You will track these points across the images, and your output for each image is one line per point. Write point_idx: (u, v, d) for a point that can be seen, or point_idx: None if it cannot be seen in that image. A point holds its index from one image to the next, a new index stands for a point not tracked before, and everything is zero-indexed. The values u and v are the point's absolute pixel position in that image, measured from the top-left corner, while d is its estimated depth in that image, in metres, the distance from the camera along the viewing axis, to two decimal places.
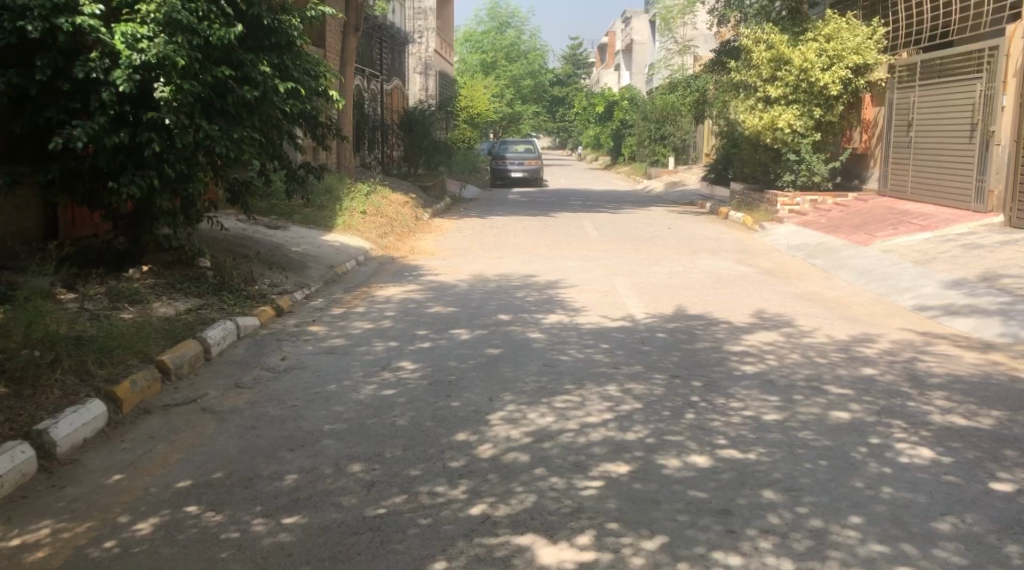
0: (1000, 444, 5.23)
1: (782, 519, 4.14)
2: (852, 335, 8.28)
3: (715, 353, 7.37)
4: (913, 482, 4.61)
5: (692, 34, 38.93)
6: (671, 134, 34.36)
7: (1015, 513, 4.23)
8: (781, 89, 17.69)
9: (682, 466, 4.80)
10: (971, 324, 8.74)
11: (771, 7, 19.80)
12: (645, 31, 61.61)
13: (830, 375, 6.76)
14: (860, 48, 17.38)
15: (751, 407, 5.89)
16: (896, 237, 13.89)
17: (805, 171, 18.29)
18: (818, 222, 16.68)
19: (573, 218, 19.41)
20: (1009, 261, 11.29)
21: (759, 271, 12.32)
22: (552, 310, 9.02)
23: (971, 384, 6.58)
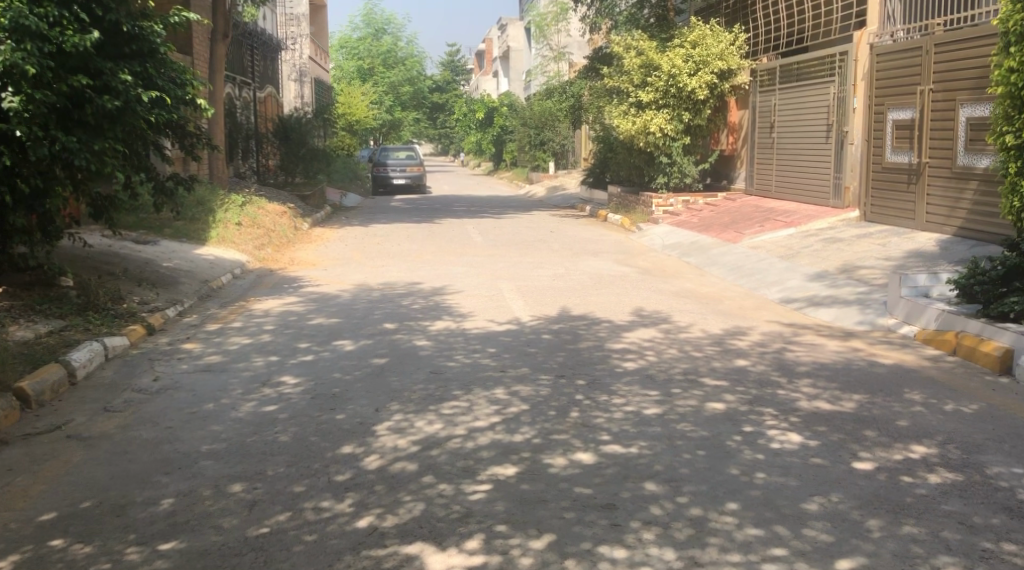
0: (861, 425, 5.56)
1: (663, 510, 4.27)
2: (725, 328, 8.63)
3: (598, 352, 7.53)
4: (784, 466, 4.85)
5: (567, 41, 39.72)
6: (550, 140, 34.94)
7: (876, 490, 4.51)
8: (652, 94, 18.25)
9: (568, 464, 4.89)
10: (833, 313, 9.27)
11: (639, 14, 20.38)
12: (521, 37, 62.36)
13: (705, 368, 7.02)
14: (724, 53, 18.14)
15: (632, 402, 6.05)
16: (763, 234, 14.55)
17: (677, 173, 19.09)
18: (691, 222, 17.29)
19: (456, 224, 19.43)
20: (866, 253, 12.03)
21: (637, 271, 12.68)
22: (437, 317, 9.01)
23: (834, 370, 6.98)
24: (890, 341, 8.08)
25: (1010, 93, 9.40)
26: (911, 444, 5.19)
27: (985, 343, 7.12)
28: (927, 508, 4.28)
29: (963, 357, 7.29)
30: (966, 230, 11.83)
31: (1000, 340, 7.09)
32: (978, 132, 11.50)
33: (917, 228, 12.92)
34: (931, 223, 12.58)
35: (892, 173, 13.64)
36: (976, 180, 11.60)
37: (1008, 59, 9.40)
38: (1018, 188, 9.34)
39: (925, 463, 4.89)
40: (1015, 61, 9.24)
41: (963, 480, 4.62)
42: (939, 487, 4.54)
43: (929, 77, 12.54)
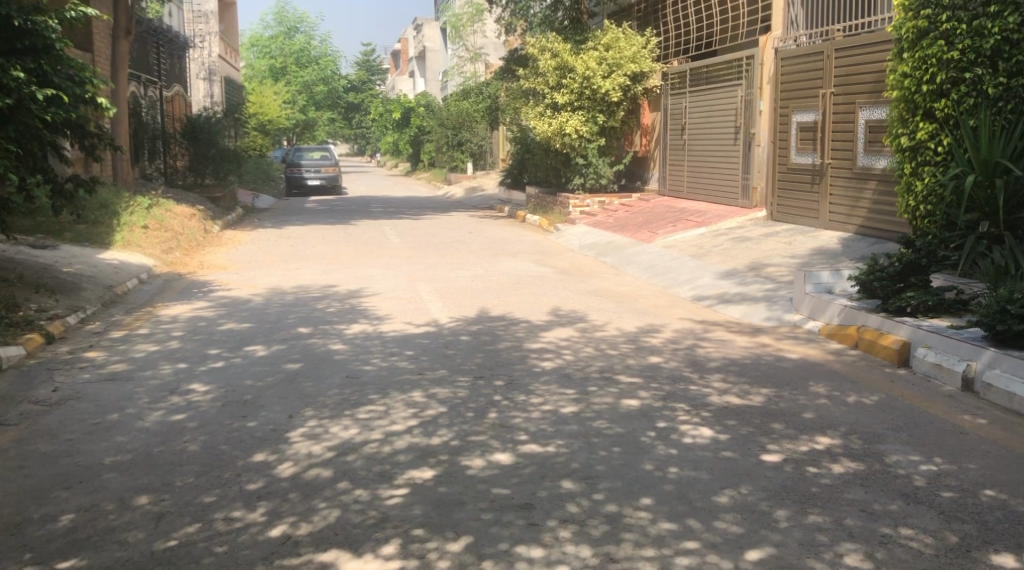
0: (769, 418, 5.73)
1: (580, 508, 4.32)
2: (639, 326, 8.78)
3: (515, 352, 7.56)
4: (696, 460, 4.96)
5: (483, 43, 39.78)
6: (468, 141, 34.93)
7: (783, 481, 4.65)
8: (567, 96, 18.43)
9: (485, 465, 4.89)
10: (742, 310, 9.53)
11: (554, 16, 20.49)
12: (437, 38, 62.10)
13: (620, 366, 7.12)
14: (636, 57, 18.46)
15: (549, 401, 6.09)
16: (676, 234, 14.86)
17: (592, 174, 19.33)
18: (606, 222, 17.54)
19: (372, 225, 19.22)
20: (773, 251, 12.41)
21: (554, 271, 12.79)
22: (353, 320, 8.89)
23: (743, 365, 7.18)
24: (796, 336, 8.35)
25: (904, 97, 9.85)
26: (816, 435, 5.38)
27: (884, 337, 7.43)
28: (831, 497, 4.43)
29: (864, 350, 7.60)
30: (866, 229, 12.31)
31: (897, 333, 7.41)
32: (876, 134, 12.01)
33: (820, 227, 13.38)
34: (834, 222, 13.06)
35: (796, 174, 14.10)
36: (875, 180, 12.09)
37: (902, 64, 9.85)
38: (912, 188, 9.79)
39: (829, 453, 5.07)
40: (908, 66, 9.69)
41: (865, 469, 4.81)
42: (842, 476, 4.71)
43: (830, 81, 13.01)
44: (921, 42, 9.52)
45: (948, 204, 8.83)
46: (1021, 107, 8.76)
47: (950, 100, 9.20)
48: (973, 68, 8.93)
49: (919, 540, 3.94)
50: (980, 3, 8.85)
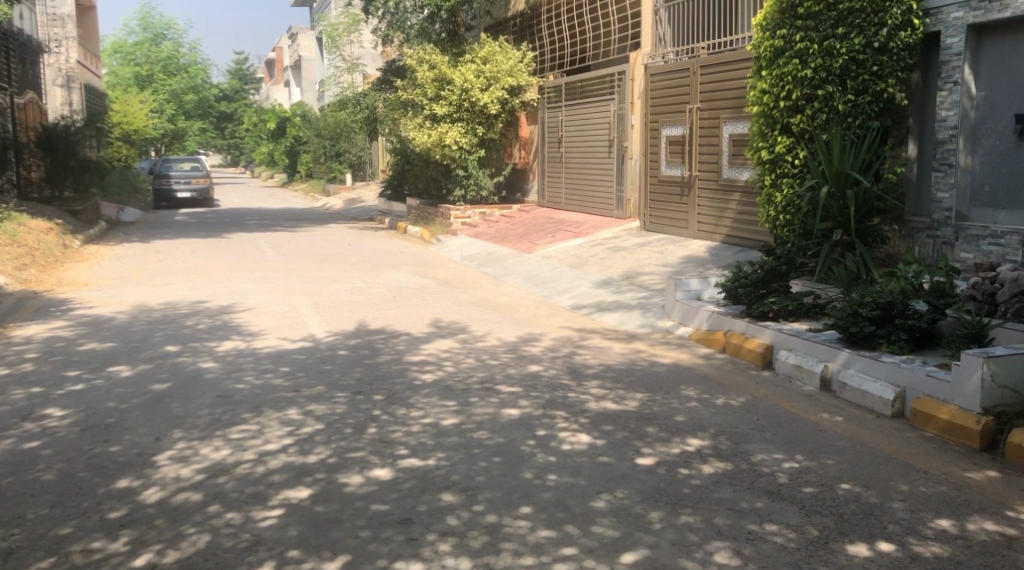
0: (644, 422, 5.89)
1: (459, 520, 4.31)
2: (519, 336, 8.87)
3: (396, 365, 7.49)
4: (574, 467, 5.04)
5: (360, 53, 39.44)
6: (346, 151, 34.53)
7: (656, 483, 4.79)
8: (446, 108, 18.47)
9: (364, 481, 4.81)
10: (618, 318, 9.77)
11: (430, 29, 20.12)
12: (313, 47, 61.01)
13: (500, 375, 7.17)
14: (513, 70, 18.74)
15: (429, 414, 6.06)
16: (555, 244, 15.11)
17: (473, 185, 19.42)
18: (487, 233, 17.64)
19: (248, 238, 18.68)
20: (647, 260, 12.80)
21: (435, 282, 12.75)
22: (226, 337, 8.60)
23: (619, 372, 7.36)
24: (669, 342, 8.63)
25: (763, 112, 10.36)
26: (687, 437, 5.57)
27: (749, 340, 7.77)
28: (701, 497, 4.59)
29: (731, 354, 7.92)
30: (732, 239, 12.85)
31: (761, 337, 7.76)
32: (739, 147, 12.58)
33: (690, 236, 13.88)
34: (702, 231, 13.58)
35: (666, 186, 14.59)
36: (739, 191, 12.64)
37: (760, 81, 10.37)
38: (773, 199, 10.31)
39: (699, 455, 5.25)
40: (766, 83, 10.21)
41: (732, 468, 5.02)
42: (711, 476, 4.89)
43: (697, 97, 13.56)
44: (777, 61, 10.06)
45: (805, 214, 9.31)
46: (867, 122, 9.42)
47: (804, 115, 9.76)
48: (825, 85, 9.48)
49: (782, 534, 4.14)
50: (829, 24, 9.42)
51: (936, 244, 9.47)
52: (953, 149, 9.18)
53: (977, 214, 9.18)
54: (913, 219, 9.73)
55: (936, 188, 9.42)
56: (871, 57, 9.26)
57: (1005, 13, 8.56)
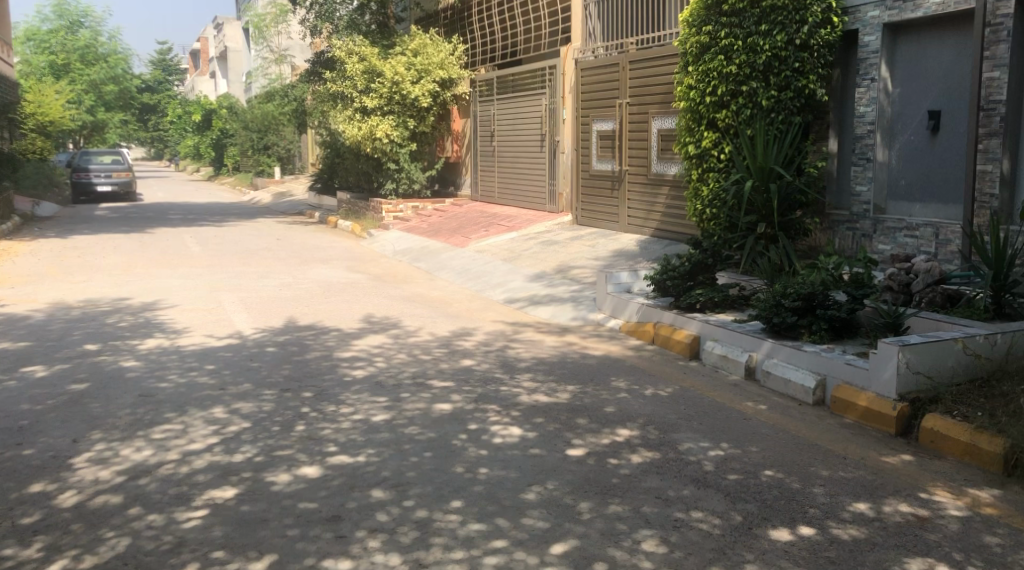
0: (574, 414, 5.94)
1: (389, 516, 4.28)
2: (452, 330, 8.84)
3: (325, 362, 7.39)
4: (505, 460, 5.05)
5: (288, 44, 38.71)
6: (274, 144, 33.89)
7: (586, 473, 4.84)
8: (376, 100, 18.25)
9: (292, 480, 4.74)
10: (551, 311, 9.82)
11: (360, 20, 19.91)
12: (239, 37, 59.68)
13: (432, 370, 7.14)
14: (444, 63, 18.67)
15: (359, 410, 6.00)
16: (489, 238, 15.11)
17: (405, 179, 19.27)
18: (420, 227, 17.54)
19: (172, 233, 18.18)
20: (578, 253, 12.90)
21: (366, 277, 12.62)
22: (148, 335, 8.36)
23: (551, 365, 7.40)
24: (600, 334, 8.72)
25: (690, 108, 10.55)
26: (617, 428, 5.63)
27: (677, 332, 7.90)
28: (630, 486, 4.66)
29: (660, 345, 8.05)
30: (661, 232, 13.03)
31: (689, 328, 7.89)
32: (667, 142, 12.77)
33: (621, 230, 14.04)
34: (632, 225, 13.75)
35: (597, 180, 14.71)
36: (668, 186, 12.83)
37: (687, 77, 10.55)
38: (700, 193, 10.50)
39: (629, 445, 5.32)
40: (693, 79, 10.38)
41: (660, 457, 5.09)
42: (640, 466, 4.96)
43: (626, 92, 13.70)
44: (704, 56, 10.24)
45: (731, 208, 9.48)
46: (789, 118, 9.60)
47: (730, 110, 9.96)
48: (749, 81, 9.73)
49: (708, 521, 4.22)
50: (753, 21, 9.67)
51: (855, 236, 9.75)
52: (871, 144, 9.46)
53: (894, 207, 9.50)
54: (834, 212, 10.02)
55: (856, 182, 9.69)
56: (792, 54, 9.47)
57: (918, 12, 8.83)
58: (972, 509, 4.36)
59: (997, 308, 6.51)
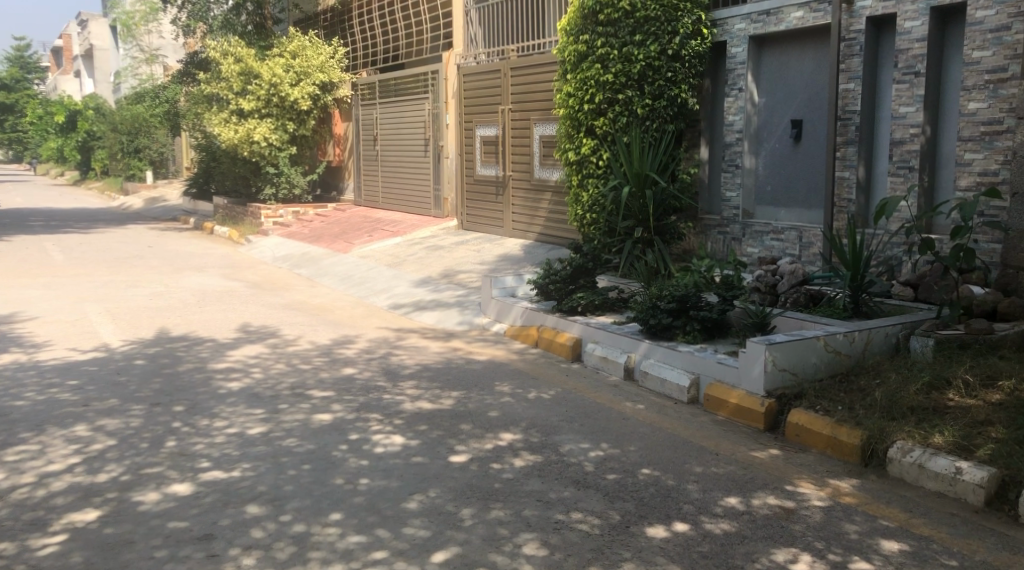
0: (457, 420, 5.92)
1: (264, 532, 4.15)
2: (333, 338, 8.67)
3: (199, 374, 7.10)
4: (386, 469, 4.99)
5: (159, 44, 37.19)
6: (146, 147, 32.44)
7: (469, 480, 4.83)
8: (253, 103, 17.76)
9: (160, 498, 4.54)
10: (435, 317, 9.78)
11: (235, 20, 19.12)
12: (106, 35, 57.02)
13: (312, 380, 6.97)
14: (324, 66, 18.39)
15: (235, 423, 5.80)
16: (372, 244, 14.92)
17: (285, 183, 18.79)
18: (301, 233, 17.16)
19: (32, 241, 17.12)
20: (463, 259, 12.89)
21: (244, 285, 12.24)
22: (3, 350, 7.83)
23: (435, 371, 7.35)
24: (485, 339, 8.74)
25: (569, 115, 10.75)
26: (500, 432, 5.65)
27: (559, 335, 8.00)
28: (512, 490, 4.68)
29: (543, 348, 8.13)
30: (544, 237, 13.20)
31: (571, 331, 8.00)
32: (549, 148, 12.96)
33: (505, 235, 14.14)
34: (516, 229, 13.87)
35: (481, 185, 14.77)
36: (550, 192, 13.01)
37: (567, 85, 10.75)
38: (581, 197, 10.71)
39: (511, 448, 5.35)
40: (572, 86, 10.59)
41: (542, 460, 5.14)
42: (522, 469, 5.00)
43: (508, 98, 13.82)
44: (581, 65, 10.49)
45: (610, 213, 9.70)
46: (663, 126, 10.04)
47: (607, 118, 10.23)
48: (625, 90, 10.01)
49: (587, 522, 4.28)
50: (627, 31, 9.98)
51: (726, 240, 10.11)
52: (739, 152, 9.87)
53: (762, 212, 9.92)
54: (706, 217, 10.39)
55: (725, 188, 10.09)
56: (665, 64, 9.84)
57: (780, 26, 9.26)
58: (833, 499, 4.60)
59: (855, 307, 6.86)
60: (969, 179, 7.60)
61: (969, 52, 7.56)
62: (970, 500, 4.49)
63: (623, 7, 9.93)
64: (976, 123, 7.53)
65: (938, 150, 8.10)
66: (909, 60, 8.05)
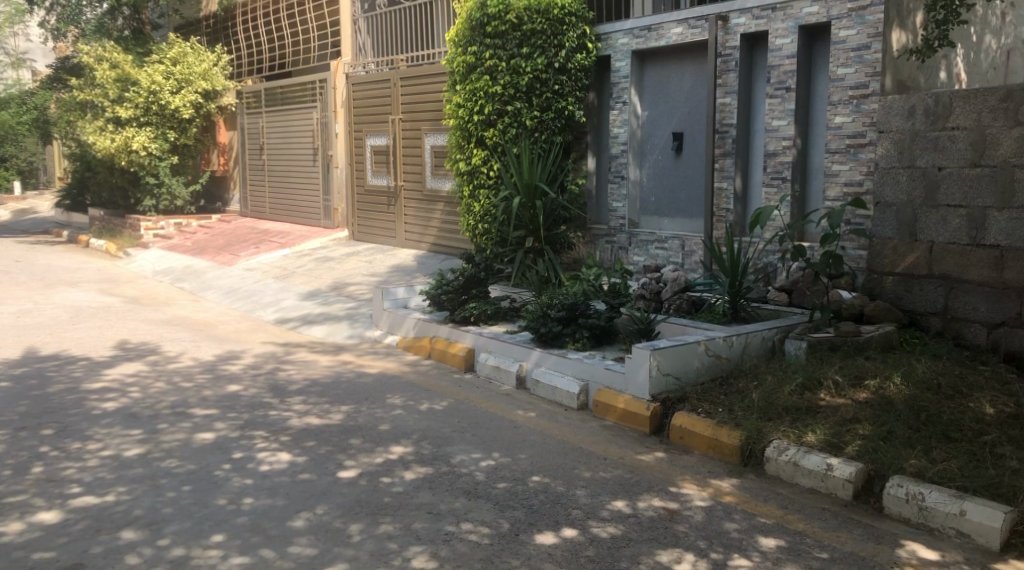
0: (347, 435, 5.82)
1: (140, 558, 3.98)
2: (217, 354, 8.40)
3: (70, 396, 6.73)
4: (272, 488, 4.85)
5: (27, 48, 35.37)
6: (13, 156, 30.72)
7: (357, 495, 4.75)
8: (130, 110, 17.05)
9: (26, 528, 4.28)
10: (326, 330, 9.61)
11: (110, 25, 18.31)
12: None
13: (195, 398, 6.73)
14: (207, 74, 17.84)
15: (110, 445, 5.54)
16: (259, 256, 14.54)
17: (166, 195, 18.08)
18: (184, 245, 16.57)
19: None
20: (353, 270, 12.73)
21: (121, 300, 11.72)
22: None
23: (324, 385, 7.21)
24: (377, 352, 8.64)
25: (459, 126, 10.77)
26: (390, 446, 5.59)
27: (452, 345, 7.99)
28: (401, 504, 4.63)
29: (436, 360, 8.09)
30: (437, 247, 13.19)
31: (463, 341, 8.00)
32: (440, 159, 12.97)
33: (398, 245, 14.05)
34: (409, 240, 13.81)
35: (372, 196, 14.63)
36: (442, 202, 13.02)
37: (456, 96, 10.79)
38: (472, 207, 10.76)
39: (401, 461, 5.30)
40: (462, 98, 10.64)
41: (432, 472, 5.11)
42: (412, 482, 4.96)
43: (398, 108, 13.75)
44: (470, 76, 10.55)
45: (501, 223, 9.77)
46: (552, 138, 10.22)
47: (496, 129, 10.31)
48: (513, 102, 10.13)
49: (477, 532, 4.28)
50: (515, 44, 10.11)
51: (613, 249, 10.33)
52: (624, 163, 10.13)
53: (647, 222, 10.20)
54: (594, 227, 10.62)
55: (612, 199, 10.32)
56: (552, 77, 10.05)
57: (661, 41, 9.56)
58: (714, 499, 4.75)
59: (734, 312, 7.13)
60: (836, 190, 8.02)
61: (834, 69, 7.98)
62: (840, 495, 4.71)
63: (510, 20, 10.06)
64: (842, 136, 7.94)
65: (808, 162, 8.52)
66: (780, 76, 8.44)
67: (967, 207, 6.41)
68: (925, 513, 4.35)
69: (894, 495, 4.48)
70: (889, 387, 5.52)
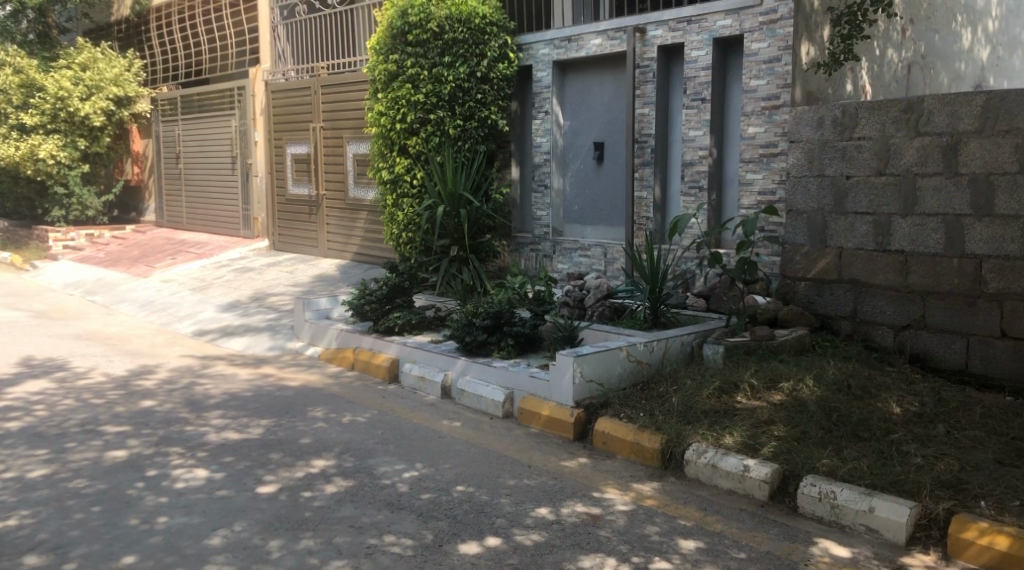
0: (266, 449, 5.70)
1: None
2: (130, 369, 8.12)
3: None
4: (187, 505, 4.71)
5: None
6: None
7: (276, 510, 4.66)
8: (36, 116, 16.34)
9: None
10: (245, 342, 9.40)
11: (14, 28, 17.38)
12: None
13: (106, 415, 6.49)
14: (119, 79, 17.32)
15: (13, 467, 5.30)
16: (175, 267, 14.14)
17: (76, 206, 17.34)
18: (96, 257, 15.99)
19: None
20: (274, 281, 12.49)
21: (28, 315, 11.24)
22: None
23: (243, 399, 7.05)
24: (298, 364, 8.48)
25: (381, 134, 10.66)
26: (311, 459, 5.49)
27: (375, 356, 7.90)
28: (322, 518, 4.55)
29: (359, 371, 7.99)
30: (360, 257, 13.06)
31: (386, 351, 7.92)
32: (362, 167, 12.85)
33: (320, 255, 13.86)
34: (331, 249, 13.64)
35: (293, 205, 14.38)
36: (365, 211, 12.89)
37: (377, 104, 10.66)
38: (395, 216, 10.68)
39: (322, 475, 5.21)
40: (382, 105, 10.51)
41: (354, 485, 5.04)
42: (333, 495, 4.88)
43: (318, 115, 13.56)
44: (391, 84, 10.45)
45: (425, 232, 9.71)
46: (474, 146, 10.24)
47: (419, 138, 10.25)
48: (435, 110, 10.10)
49: (399, 544, 4.24)
50: (436, 53, 10.07)
51: (538, 257, 10.39)
52: (547, 172, 10.20)
53: (570, 230, 10.30)
54: (518, 235, 10.66)
55: (536, 208, 10.39)
56: (474, 85, 10.07)
57: (581, 52, 9.68)
58: (636, 503, 4.80)
59: (655, 318, 7.24)
60: (750, 198, 8.23)
61: (747, 80, 8.20)
62: (756, 495, 4.82)
63: (430, 29, 10.02)
64: (755, 146, 8.17)
65: (724, 171, 8.74)
66: (696, 87, 8.63)
67: (874, 214, 6.66)
68: (838, 510, 4.48)
69: (808, 494, 4.61)
70: (803, 389, 5.68)
